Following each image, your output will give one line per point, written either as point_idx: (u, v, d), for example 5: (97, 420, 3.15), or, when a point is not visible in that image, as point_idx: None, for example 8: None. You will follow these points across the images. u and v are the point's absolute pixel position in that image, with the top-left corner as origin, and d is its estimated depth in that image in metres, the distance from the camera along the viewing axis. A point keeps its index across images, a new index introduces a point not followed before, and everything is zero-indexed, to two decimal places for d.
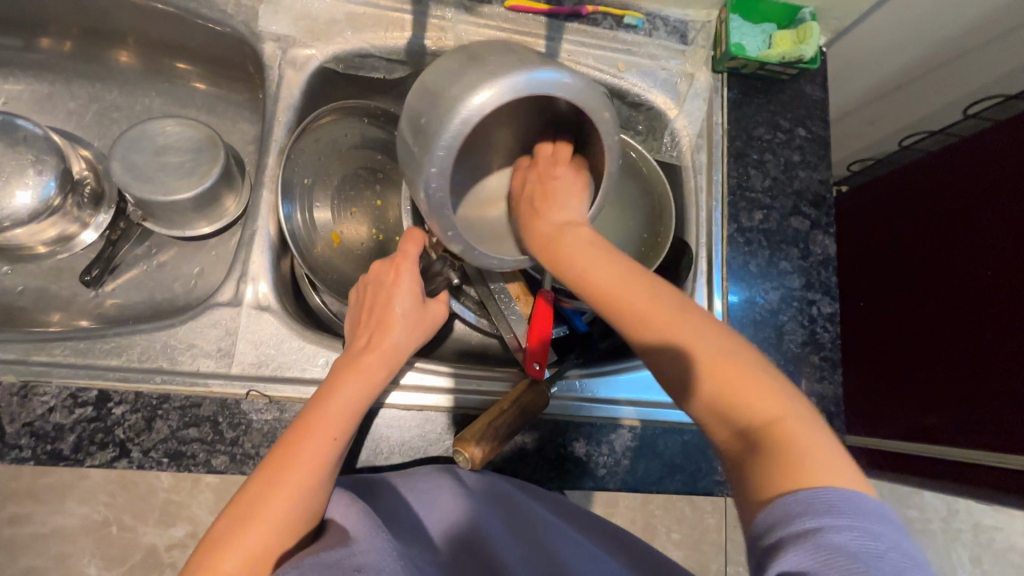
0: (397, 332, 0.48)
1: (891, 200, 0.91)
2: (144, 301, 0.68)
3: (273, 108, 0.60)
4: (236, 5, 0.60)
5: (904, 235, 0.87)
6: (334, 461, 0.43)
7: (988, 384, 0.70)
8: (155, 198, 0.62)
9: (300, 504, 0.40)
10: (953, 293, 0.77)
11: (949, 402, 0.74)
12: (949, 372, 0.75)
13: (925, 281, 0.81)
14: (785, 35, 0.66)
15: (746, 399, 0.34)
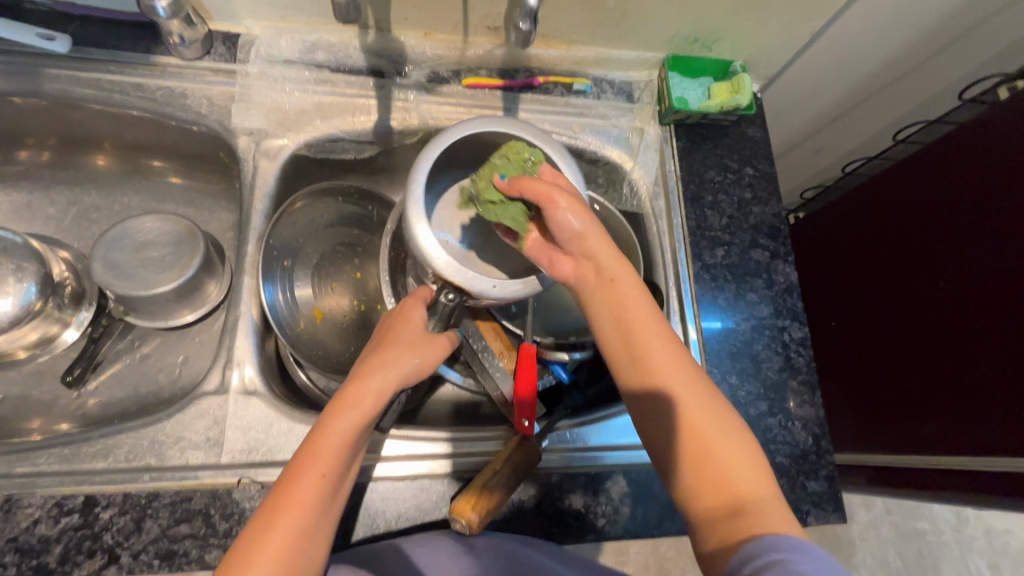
0: (393, 355, 0.48)
1: (847, 225, 0.97)
2: (128, 398, 0.68)
3: (249, 197, 0.62)
4: (210, 106, 0.63)
5: (879, 245, 0.90)
6: (324, 500, 0.43)
7: (969, 392, 0.73)
8: (136, 294, 0.63)
9: (292, 549, 0.41)
10: (944, 295, 0.78)
11: (956, 404, 0.75)
12: (951, 369, 0.76)
13: (914, 281, 0.82)
14: (722, 86, 0.72)
15: (725, 461, 0.43)
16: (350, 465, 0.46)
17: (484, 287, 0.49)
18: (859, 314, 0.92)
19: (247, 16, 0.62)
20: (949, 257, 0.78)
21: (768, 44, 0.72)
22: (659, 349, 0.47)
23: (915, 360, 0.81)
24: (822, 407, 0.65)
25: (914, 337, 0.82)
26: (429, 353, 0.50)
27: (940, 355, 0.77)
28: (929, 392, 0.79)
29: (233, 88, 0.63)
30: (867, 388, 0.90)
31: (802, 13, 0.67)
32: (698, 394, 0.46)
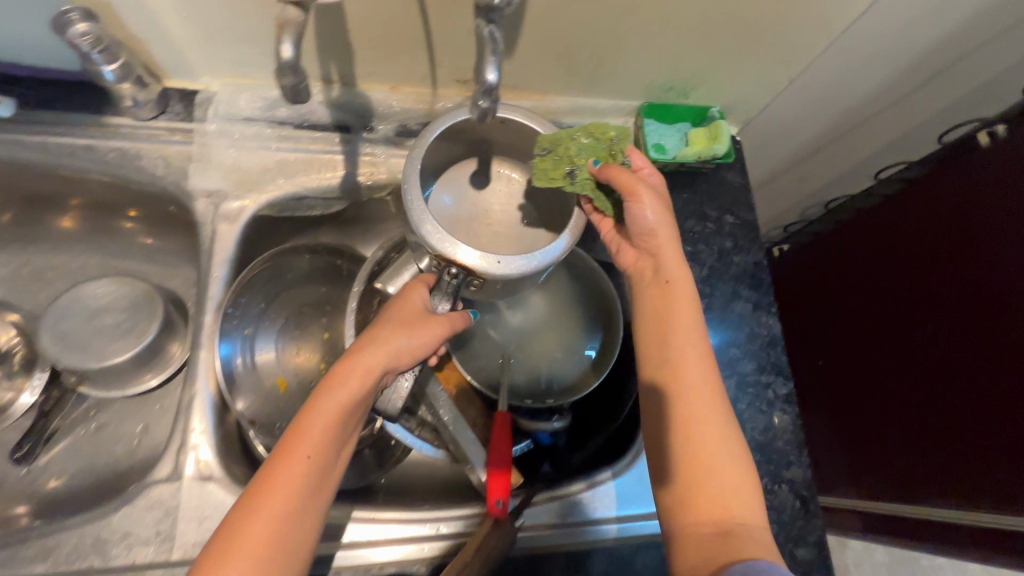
0: (385, 338, 0.48)
1: (838, 265, 0.96)
2: (82, 473, 0.64)
3: (206, 264, 0.59)
4: (166, 167, 0.60)
5: (871, 284, 0.89)
6: (312, 480, 0.45)
7: (961, 444, 0.72)
8: (88, 366, 0.60)
9: (276, 526, 0.42)
10: (930, 342, 0.77)
11: (950, 452, 0.73)
12: (946, 416, 0.74)
13: (907, 323, 0.81)
14: (699, 133, 0.70)
15: (722, 469, 0.45)
16: (337, 448, 0.47)
17: (488, 264, 0.46)
18: (853, 353, 0.91)
19: (203, 73, 0.60)
20: (939, 300, 0.76)
21: (744, 90, 0.71)
22: (692, 359, 0.49)
23: (910, 404, 0.80)
24: (810, 468, 0.63)
25: (905, 383, 0.81)
26: (422, 336, 0.49)
27: (933, 401, 0.76)
28: (923, 437, 0.77)
29: (190, 148, 0.61)
30: (863, 429, 0.88)
31: (778, 60, 0.65)
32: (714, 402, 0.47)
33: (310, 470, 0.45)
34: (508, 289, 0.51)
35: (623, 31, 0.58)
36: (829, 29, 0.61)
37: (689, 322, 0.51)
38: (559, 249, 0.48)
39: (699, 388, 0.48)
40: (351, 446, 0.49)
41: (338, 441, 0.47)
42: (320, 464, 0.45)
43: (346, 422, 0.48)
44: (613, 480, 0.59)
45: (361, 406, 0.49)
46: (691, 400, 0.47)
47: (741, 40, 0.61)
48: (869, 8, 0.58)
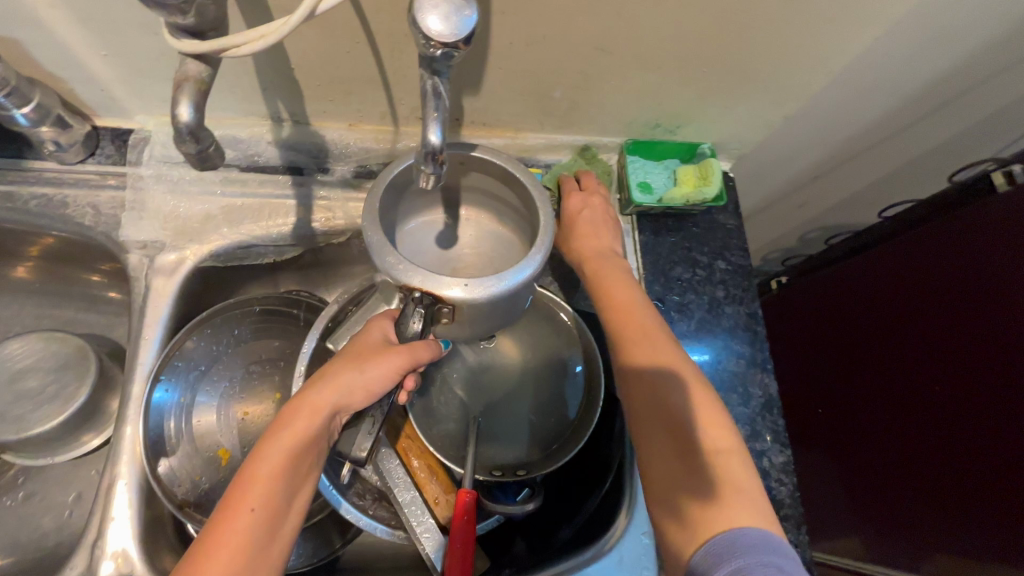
0: (335, 378, 0.43)
1: (838, 303, 0.91)
2: (5, 550, 0.58)
3: (138, 324, 0.54)
4: (95, 216, 0.55)
5: (873, 329, 0.84)
6: (257, 538, 0.40)
7: (975, 501, 0.68)
8: (6, 438, 0.54)
9: None
10: (935, 391, 0.73)
11: (963, 514, 0.69)
12: (956, 478, 0.70)
13: (911, 374, 0.77)
14: (689, 172, 0.65)
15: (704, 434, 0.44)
16: (286, 500, 0.42)
17: (448, 285, 0.37)
18: (857, 399, 0.86)
19: (137, 112, 0.54)
20: (945, 355, 0.72)
21: (737, 126, 0.65)
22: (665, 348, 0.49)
23: (917, 461, 0.75)
24: (809, 548, 0.57)
25: (909, 431, 0.77)
26: (377, 371, 0.43)
27: (941, 461, 0.72)
28: (934, 498, 0.73)
29: (123, 195, 0.55)
30: (870, 481, 0.84)
31: (773, 97, 0.60)
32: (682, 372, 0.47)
33: (253, 528, 0.40)
34: (491, 317, 0.43)
35: (598, 68, 0.52)
36: (829, 65, 0.55)
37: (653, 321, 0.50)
38: (531, 257, 0.40)
39: (660, 354, 0.48)
40: (307, 498, 0.44)
41: (289, 492, 0.42)
42: (268, 515, 0.41)
43: (295, 470, 0.43)
44: (589, 565, 0.53)
45: (314, 451, 0.44)
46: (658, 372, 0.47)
47: (731, 76, 0.55)
48: (871, 43, 0.53)
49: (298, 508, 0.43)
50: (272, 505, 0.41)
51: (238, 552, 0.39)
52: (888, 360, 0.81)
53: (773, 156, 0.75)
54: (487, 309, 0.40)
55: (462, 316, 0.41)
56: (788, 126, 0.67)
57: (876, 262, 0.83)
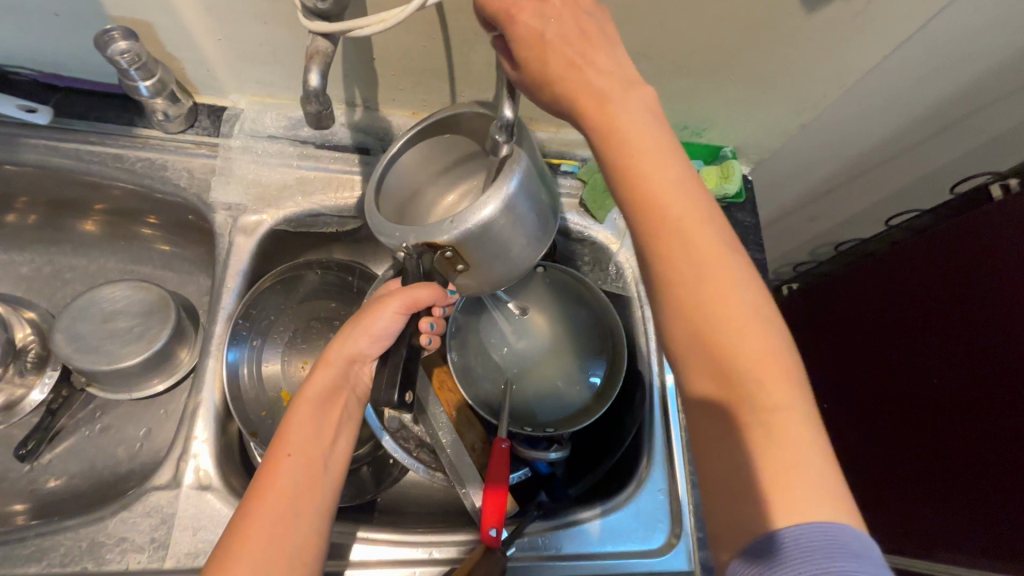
0: (339, 336, 0.50)
1: (847, 307, 0.96)
2: (83, 474, 0.65)
3: (221, 275, 0.61)
4: (189, 179, 0.62)
5: (878, 332, 0.89)
6: (302, 477, 0.45)
7: (979, 487, 0.72)
8: (99, 368, 0.61)
9: (274, 523, 0.42)
10: (942, 383, 0.77)
11: (969, 499, 0.73)
12: (947, 470, 0.76)
13: (906, 375, 0.83)
14: (711, 171, 0.72)
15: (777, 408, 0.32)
16: (324, 444, 0.47)
17: (439, 231, 0.42)
18: (867, 396, 0.91)
19: (233, 91, 0.62)
20: (936, 356, 0.78)
21: (757, 133, 0.72)
22: (703, 292, 0.34)
23: (913, 456, 0.82)
24: (812, 515, 0.61)
25: (919, 421, 0.81)
26: (371, 321, 0.49)
27: (933, 454, 0.78)
28: (931, 491, 0.79)
29: (214, 162, 0.63)
30: (874, 477, 0.89)
31: (790, 106, 0.66)
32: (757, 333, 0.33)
33: (295, 467, 0.45)
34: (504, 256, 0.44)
35: (637, 71, 0.60)
36: (842, 79, 0.62)
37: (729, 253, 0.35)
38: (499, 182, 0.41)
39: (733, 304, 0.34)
40: (346, 443, 0.49)
41: (323, 438, 0.47)
42: (307, 456, 0.46)
43: (325, 416, 0.48)
44: (610, 513, 0.59)
45: (338, 401, 0.49)
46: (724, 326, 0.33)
47: (753, 85, 0.63)
48: (880, 61, 0.59)
49: (339, 451, 0.48)
50: (308, 448, 0.46)
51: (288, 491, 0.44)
52: (897, 356, 0.85)
53: (789, 164, 0.81)
54: (487, 244, 0.42)
55: (472, 259, 0.43)
56: (805, 135, 0.73)
57: (877, 271, 0.90)
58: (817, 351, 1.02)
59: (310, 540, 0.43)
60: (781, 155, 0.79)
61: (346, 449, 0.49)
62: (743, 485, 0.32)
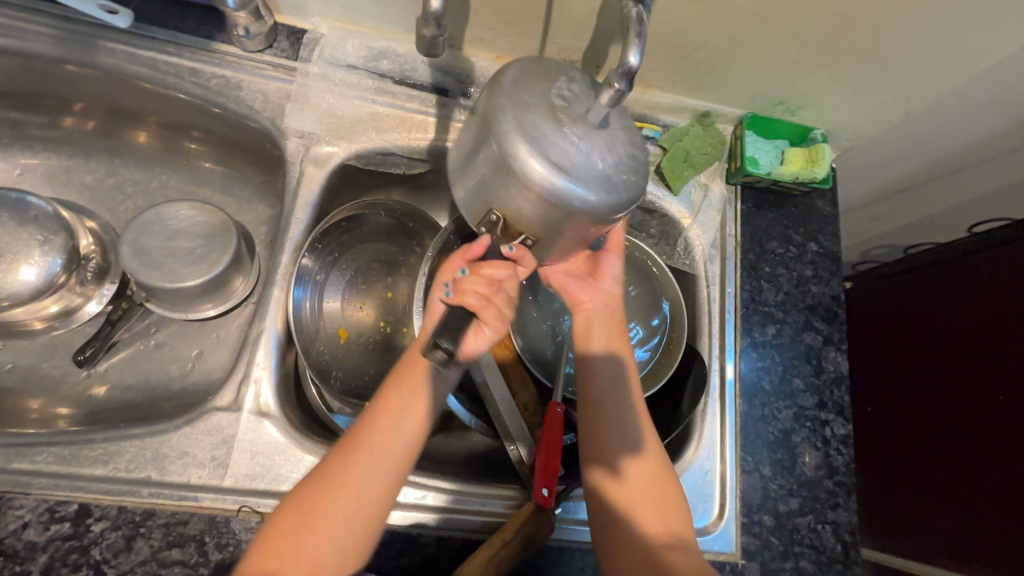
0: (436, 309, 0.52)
1: (906, 312, 0.93)
2: (137, 387, 0.66)
3: (291, 205, 0.59)
4: (264, 102, 0.60)
5: (932, 340, 0.87)
6: (376, 432, 0.46)
7: (1016, 503, 0.71)
8: (161, 285, 0.61)
9: (340, 467, 0.45)
10: (995, 398, 0.76)
11: (1003, 515, 0.73)
12: (982, 485, 0.76)
13: (957, 388, 0.82)
14: (797, 153, 0.67)
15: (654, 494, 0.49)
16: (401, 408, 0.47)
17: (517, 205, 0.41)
18: (909, 403, 0.89)
19: (316, 14, 0.59)
20: (995, 373, 0.76)
21: (854, 116, 0.67)
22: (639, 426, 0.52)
23: (947, 468, 0.81)
24: (857, 514, 0.61)
25: (960, 434, 0.80)
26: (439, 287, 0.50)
27: (972, 468, 0.78)
28: (958, 504, 0.79)
29: (291, 87, 0.61)
30: (898, 484, 0.89)
31: (901, 91, 0.62)
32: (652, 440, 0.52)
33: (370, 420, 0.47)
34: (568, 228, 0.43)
35: (747, 35, 0.56)
36: (967, 66, 0.57)
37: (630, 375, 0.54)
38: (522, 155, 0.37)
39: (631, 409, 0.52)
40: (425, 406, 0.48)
41: (408, 398, 0.48)
42: (385, 412, 0.47)
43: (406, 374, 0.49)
44: None
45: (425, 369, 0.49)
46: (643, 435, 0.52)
47: (868, 62, 0.58)
48: (1015, 50, 0.54)
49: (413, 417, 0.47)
50: (387, 405, 0.48)
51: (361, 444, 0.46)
52: (946, 367, 0.84)
53: (876, 157, 0.77)
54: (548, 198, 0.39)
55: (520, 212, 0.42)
56: (906, 124, 0.68)
57: (944, 278, 0.87)
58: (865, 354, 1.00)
59: (369, 491, 0.45)
60: (870, 146, 0.74)
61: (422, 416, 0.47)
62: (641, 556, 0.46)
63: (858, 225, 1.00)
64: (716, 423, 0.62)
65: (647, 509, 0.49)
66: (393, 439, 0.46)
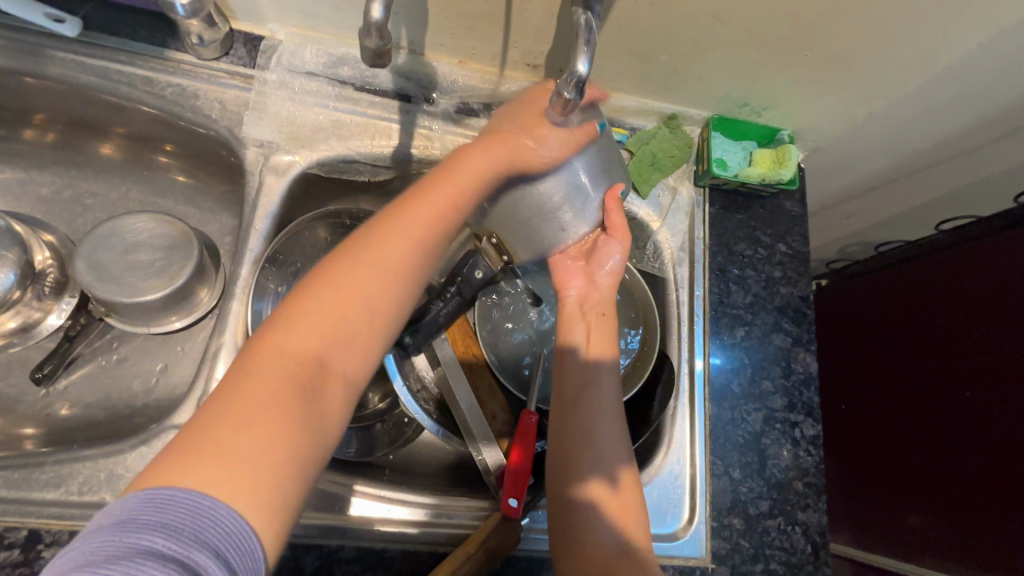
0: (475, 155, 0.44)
1: (878, 309, 0.94)
2: (98, 404, 0.64)
3: (250, 216, 0.58)
4: (221, 111, 0.59)
5: (904, 337, 0.88)
6: (390, 271, 0.40)
7: (986, 498, 0.72)
8: (119, 299, 0.59)
9: (343, 299, 0.38)
10: (964, 396, 0.77)
11: (974, 509, 0.74)
12: (962, 483, 0.76)
13: (937, 385, 0.81)
14: (765, 154, 0.67)
15: (618, 485, 0.49)
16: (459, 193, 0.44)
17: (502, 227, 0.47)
18: (883, 400, 0.90)
19: (272, 20, 0.58)
20: (975, 369, 0.76)
21: (819, 116, 0.67)
22: (610, 422, 0.51)
23: (926, 464, 0.81)
24: (826, 514, 0.61)
25: (931, 431, 0.81)
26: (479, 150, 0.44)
27: (952, 465, 0.77)
28: (937, 500, 0.79)
29: (248, 95, 0.59)
30: (874, 480, 0.90)
31: (864, 90, 0.62)
32: (619, 435, 0.51)
33: (369, 251, 0.40)
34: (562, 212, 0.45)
35: (708, 38, 0.56)
36: (926, 67, 0.57)
37: (606, 369, 0.52)
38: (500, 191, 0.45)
39: (603, 405, 0.51)
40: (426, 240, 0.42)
41: (429, 246, 0.42)
42: (397, 248, 0.40)
43: (416, 217, 0.42)
44: None
45: (445, 220, 0.43)
46: (613, 431, 0.51)
47: (828, 63, 0.58)
48: (971, 50, 0.55)
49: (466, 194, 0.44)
50: (406, 243, 0.41)
51: (374, 278, 0.39)
52: (916, 364, 0.85)
53: (843, 156, 0.77)
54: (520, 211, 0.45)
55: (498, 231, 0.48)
56: (870, 124, 0.69)
57: (917, 275, 0.87)
58: (840, 351, 1.00)
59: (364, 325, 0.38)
60: (836, 147, 0.75)
61: (484, 187, 0.44)
62: (599, 546, 0.46)
63: (830, 223, 1.01)
64: (685, 428, 0.62)
65: (609, 508, 0.48)
66: (440, 215, 0.43)
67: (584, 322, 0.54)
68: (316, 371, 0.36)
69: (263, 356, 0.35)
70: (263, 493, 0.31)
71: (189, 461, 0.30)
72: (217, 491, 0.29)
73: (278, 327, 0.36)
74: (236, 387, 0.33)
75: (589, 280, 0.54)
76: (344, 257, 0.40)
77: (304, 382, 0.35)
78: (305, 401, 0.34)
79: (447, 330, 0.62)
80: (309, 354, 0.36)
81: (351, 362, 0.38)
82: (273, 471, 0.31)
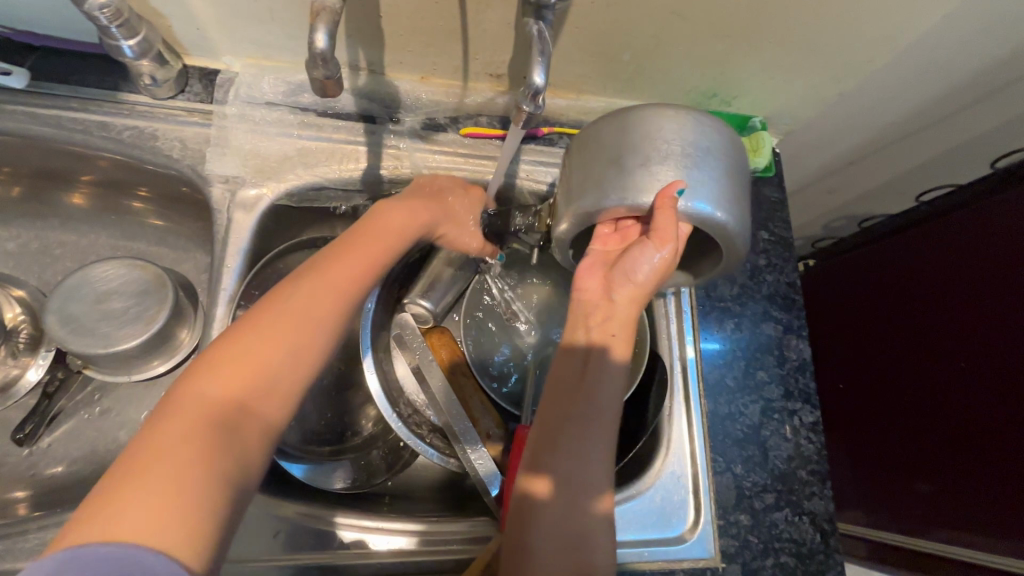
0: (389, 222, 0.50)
1: (867, 285, 0.93)
2: (84, 459, 0.63)
3: (220, 253, 0.57)
4: (183, 149, 0.58)
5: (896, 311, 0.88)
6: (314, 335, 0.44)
7: (988, 466, 0.73)
8: (94, 351, 0.58)
9: (263, 359, 0.41)
10: (959, 364, 0.77)
11: (976, 479, 0.74)
12: (966, 451, 0.76)
13: (935, 354, 0.81)
14: None
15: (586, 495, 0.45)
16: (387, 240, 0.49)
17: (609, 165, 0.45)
18: (880, 376, 0.90)
19: (226, 53, 0.57)
20: (977, 336, 0.75)
21: (789, 100, 0.67)
22: (598, 431, 0.46)
23: (930, 433, 0.80)
24: (833, 501, 0.60)
25: (928, 403, 0.81)
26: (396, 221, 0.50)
27: (960, 432, 0.76)
28: (942, 470, 0.79)
29: (208, 131, 0.58)
30: (877, 457, 0.90)
31: (832, 72, 0.62)
32: (604, 444, 0.46)
33: (272, 316, 0.42)
34: (621, 165, 0.45)
35: (668, 33, 0.55)
36: (890, 43, 0.57)
37: (611, 372, 0.47)
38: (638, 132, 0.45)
39: (592, 413, 0.46)
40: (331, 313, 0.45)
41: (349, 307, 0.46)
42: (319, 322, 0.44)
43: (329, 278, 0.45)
44: (632, 501, 0.58)
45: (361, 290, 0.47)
46: (597, 442, 0.46)
47: (793, 49, 0.58)
48: (936, 22, 0.54)
49: (394, 238, 0.50)
50: (328, 309, 0.45)
51: (277, 344, 0.42)
52: (910, 336, 0.85)
53: (818, 136, 0.76)
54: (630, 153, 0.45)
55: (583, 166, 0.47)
56: (841, 103, 0.68)
57: (905, 247, 0.87)
58: (834, 331, 1.00)
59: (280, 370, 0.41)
60: (809, 128, 0.74)
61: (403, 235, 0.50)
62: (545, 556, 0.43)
63: (811, 202, 1.00)
64: (684, 428, 0.61)
65: (569, 520, 0.45)
66: (357, 275, 0.47)
67: (610, 316, 0.49)
68: (235, 415, 0.39)
69: (163, 424, 0.37)
70: (184, 531, 0.33)
71: (85, 524, 0.32)
72: (140, 540, 0.32)
73: (196, 374, 0.40)
74: (151, 442, 0.36)
75: (605, 293, 0.50)
76: (248, 325, 0.42)
77: (217, 428, 0.37)
78: (220, 442, 0.37)
79: (432, 348, 0.61)
80: (231, 394, 0.39)
81: (274, 408, 0.41)
82: (194, 514, 0.34)
